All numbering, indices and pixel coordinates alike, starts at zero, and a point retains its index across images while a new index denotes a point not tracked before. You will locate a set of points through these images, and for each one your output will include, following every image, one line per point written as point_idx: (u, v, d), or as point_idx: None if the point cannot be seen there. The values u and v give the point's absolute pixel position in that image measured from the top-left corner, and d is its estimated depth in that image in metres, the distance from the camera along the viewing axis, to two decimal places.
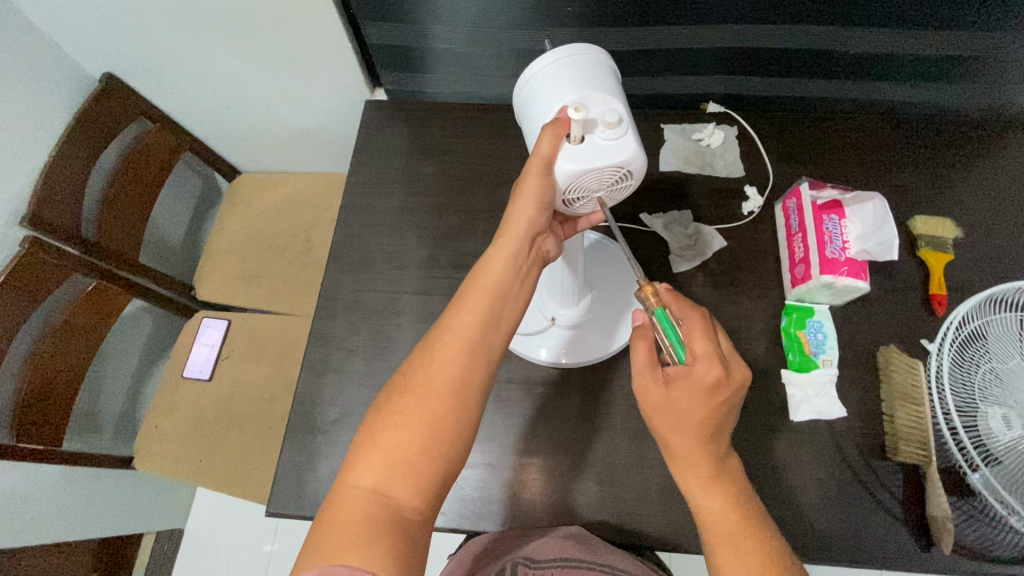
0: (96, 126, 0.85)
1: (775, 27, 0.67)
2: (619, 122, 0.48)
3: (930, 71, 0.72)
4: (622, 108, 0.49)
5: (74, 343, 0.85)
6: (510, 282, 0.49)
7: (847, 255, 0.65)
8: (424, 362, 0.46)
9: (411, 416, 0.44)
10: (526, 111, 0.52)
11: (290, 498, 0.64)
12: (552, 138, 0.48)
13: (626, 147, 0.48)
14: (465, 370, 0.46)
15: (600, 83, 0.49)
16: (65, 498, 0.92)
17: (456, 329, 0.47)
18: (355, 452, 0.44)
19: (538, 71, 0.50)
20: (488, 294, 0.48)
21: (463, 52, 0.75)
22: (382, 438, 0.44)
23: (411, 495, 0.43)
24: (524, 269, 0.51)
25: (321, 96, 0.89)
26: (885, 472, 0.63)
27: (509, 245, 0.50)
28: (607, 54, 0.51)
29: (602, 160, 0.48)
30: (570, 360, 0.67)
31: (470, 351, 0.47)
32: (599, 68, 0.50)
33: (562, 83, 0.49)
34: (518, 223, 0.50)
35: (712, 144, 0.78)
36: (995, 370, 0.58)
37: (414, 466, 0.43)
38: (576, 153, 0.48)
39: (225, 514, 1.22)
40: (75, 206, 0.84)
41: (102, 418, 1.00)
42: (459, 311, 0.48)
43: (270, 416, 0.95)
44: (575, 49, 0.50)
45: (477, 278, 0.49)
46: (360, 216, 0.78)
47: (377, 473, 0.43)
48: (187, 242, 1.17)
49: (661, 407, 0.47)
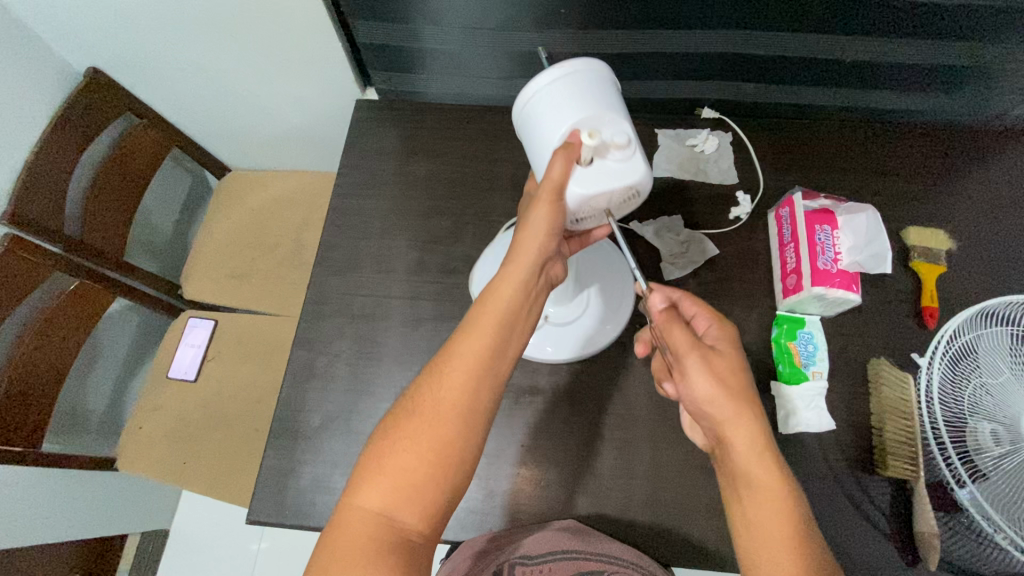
0: (81, 121, 0.83)
1: (772, 34, 0.66)
2: (629, 144, 0.48)
3: (926, 81, 0.71)
4: (631, 129, 0.49)
5: (56, 342, 0.83)
6: (518, 307, 0.49)
7: (839, 266, 0.64)
8: (433, 387, 0.46)
9: (418, 440, 0.44)
10: (531, 129, 0.51)
11: (272, 505, 0.63)
12: (566, 162, 0.47)
13: (638, 169, 0.48)
14: (474, 398, 0.46)
15: (607, 104, 0.49)
16: (48, 500, 0.91)
17: (467, 355, 0.46)
18: (360, 474, 0.44)
19: (540, 89, 0.49)
20: (498, 320, 0.48)
21: (454, 53, 0.73)
22: (391, 461, 0.43)
23: (417, 519, 0.43)
24: (531, 295, 0.51)
25: (312, 95, 0.88)
26: (872, 487, 0.63)
27: (521, 269, 0.49)
28: (608, 69, 0.51)
29: (616, 181, 0.48)
30: (572, 351, 0.67)
31: (480, 378, 0.46)
32: (604, 84, 0.50)
33: (568, 104, 0.48)
34: (529, 247, 0.50)
35: (706, 150, 0.77)
36: (985, 385, 0.58)
37: (420, 491, 0.43)
38: (589, 176, 0.48)
39: (213, 514, 1.22)
40: (57, 202, 0.82)
41: (83, 417, 0.99)
42: (470, 336, 0.47)
43: (256, 417, 0.94)
44: (581, 66, 0.50)
45: (487, 300, 0.48)
46: (349, 218, 0.77)
47: (384, 497, 0.43)
48: (174, 239, 1.16)
49: (718, 398, 0.47)
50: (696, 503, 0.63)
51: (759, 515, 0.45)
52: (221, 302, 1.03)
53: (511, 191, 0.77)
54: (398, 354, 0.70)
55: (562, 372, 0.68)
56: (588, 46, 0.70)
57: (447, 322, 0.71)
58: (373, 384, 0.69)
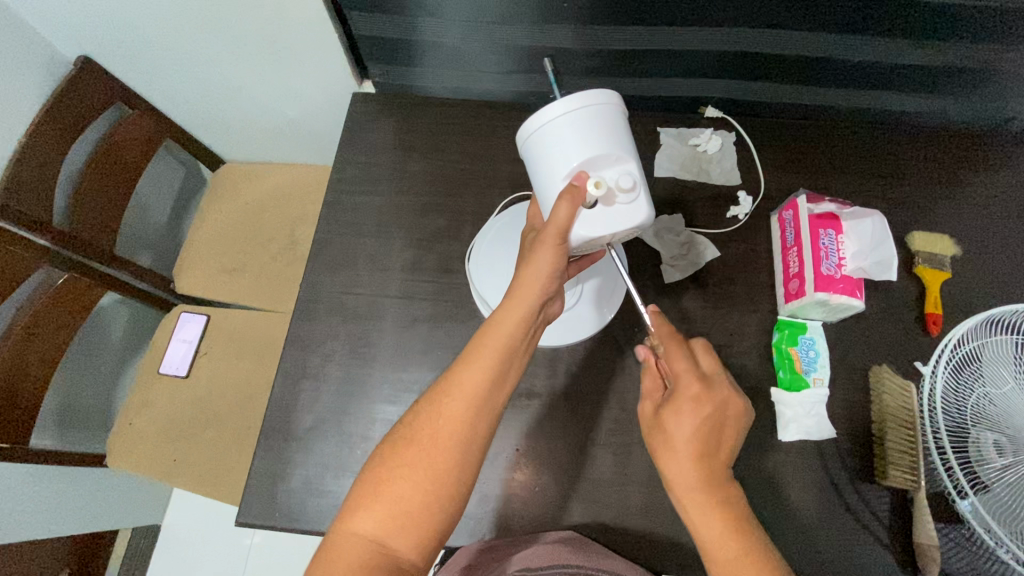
0: (69, 112, 0.81)
1: (778, 32, 0.64)
2: (634, 187, 0.50)
3: (934, 83, 0.70)
4: (635, 171, 0.51)
5: (45, 338, 0.82)
6: (518, 342, 0.50)
7: (842, 272, 0.63)
8: (432, 416, 0.48)
9: (415, 468, 0.46)
10: (537, 159, 0.52)
11: (261, 508, 0.62)
12: (574, 206, 0.48)
13: (641, 211, 0.51)
14: (471, 429, 0.48)
15: (614, 144, 0.50)
16: (36, 497, 0.90)
17: (467, 387, 0.48)
18: (355, 500, 0.46)
19: (551, 120, 0.50)
20: (498, 355, 0.49)
21: (453, 46, 0.71)
22: (388, 488, 0.46)
23: (410, 547, 0.45)
24: (530, 330, 0.52)
25: (308, 87, 0.86)
26: (872, 496, 0.62)
27: (521, 305, 0.50)
28: (622, 103, 0.52)
29: (617, 225, 0.51)
30: (555, 342, 0.67)
31: (478, 409, 0.48)
32: (613, 120, 0.51)
33: (578, 141, 0.50)
34: (529, 284, 0.50)
35: (709, 150, 0.76)
36: (988, 395, 0.56)
37: (414, 520, 0.45)
38: (591, 220, 0.50)
39: (205, 509, 1.21)
40: (46, 195, 0.80)
41: (73, 412, 0.97)
42: (469, 367, 0.49)
43: (249, 414, 0.93)
44: (591, 100, 0.50)
45: (485, 333, 0.50)
46: (344, 215, 0.75)
47: (377, 523, 0.45)
48: (167, 232, 1.14)
49: (662, 442, 0.48)
50: None
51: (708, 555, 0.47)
52: (214, 297, 1.02)
53: (510, 189, 0.76)
54: (392, 355, 0.69)
55: (559, 375, 0.67)
56: (591, 41, 0.68)
57: (442, 323, 0.70)
58: (366, 385, 0.67)
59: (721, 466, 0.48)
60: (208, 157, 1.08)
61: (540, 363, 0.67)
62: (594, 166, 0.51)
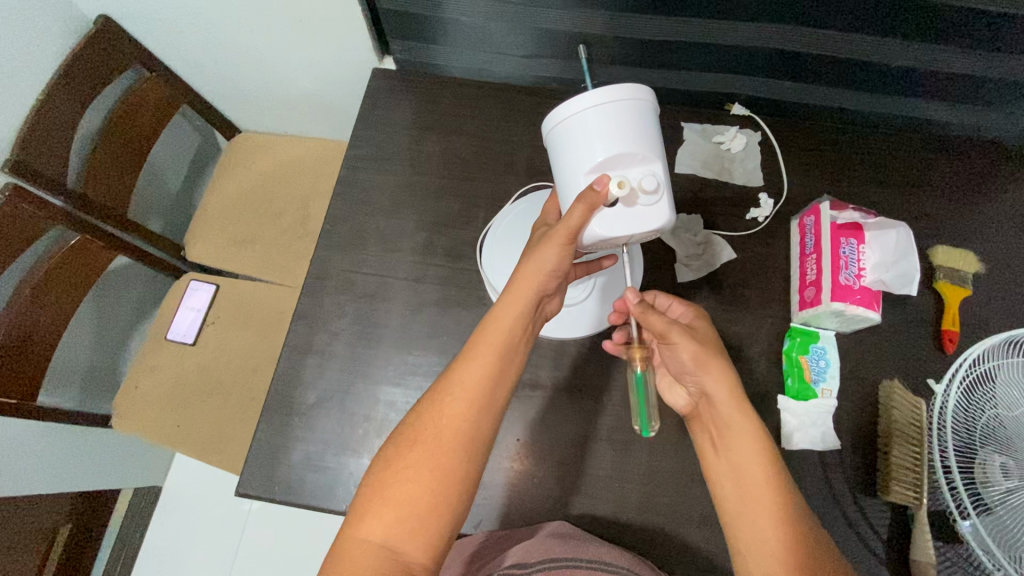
0: (88, 72, 0.81)
1: (817, 30, 0.62)
2: (657, 189, 0.49)
3: (973, 93, 0.67)
4: (660, 172, 0.50)
5: (54, 298, 0.82)
6: (515, 342, 0.52)
7: (861, 283, 0.62)
8: (435, 415, 0.49)
9: (420, 469, 0.47)
10: (560, 153, 0.51)
11: (260, 481, 0.62)
12: (589, 209, 0.48)
13: (661, 214, 0.50)
14: (474, 426, 0.49)
15: (641, 143, 0.49)
16: (44, 453, 0.92)
17: (468, 384, 0.50)
18: (362, 506, 0.46)
19: (576, 114, 0.49)
20: (497, 351, 0.51)
21: (479, 26, 0.70)
22: (394, 491, 0.46)
23: (420, 551, 0.45)
24: (529, 325, 0.54)
25: (328, 61, 0.84)
26: (872, 509, 0.62)
27: (520, 301, 0.52)
28: (654, 99, 0.51)
29: (637, 227, 0.50)
30: (559, 333, 0.66)
31: (479, 407, 0.50)
32: (641, 117, 0.49)
33: (604, 137, 0.48)
34: (529, 282, 0.52)
35: (732, 148, 0.74)
36: (1000, 419, 0.55)
37: (422, 522, 0.46)
38: (609, 221, 0.50)
39: (207, 474, 1.23)
40: (60, 153, 0.80)
41: (79, 372, 0.98)
42: (470, 365, 0.51)
43: (252, 385, 0.94)
44: (619, 95, 0.48)
45: (484, 331, 0.52)
46: (358, 192, 0.74)
47: (387, 527, 0.45)
48: (180, 198, 1.14)
49: (701, 360, 0.52)
50: (690, 511, 0.61)
51: (739, 471, 0.49)
52: (224, 266, 1.02)
53: (526, 177, 0.75)
54: (398, 337, 0.68)
55: (564, 368, 0.66)
56: (620, 29, 0.66)
57: (451, 307, 0.70)
58: (372, 366, 0.67)
59: (737, 409, 0.50)
60: (224, 125, 1.07)
61: (546, 355, 0.67)
62: (616, 165, 0.50)
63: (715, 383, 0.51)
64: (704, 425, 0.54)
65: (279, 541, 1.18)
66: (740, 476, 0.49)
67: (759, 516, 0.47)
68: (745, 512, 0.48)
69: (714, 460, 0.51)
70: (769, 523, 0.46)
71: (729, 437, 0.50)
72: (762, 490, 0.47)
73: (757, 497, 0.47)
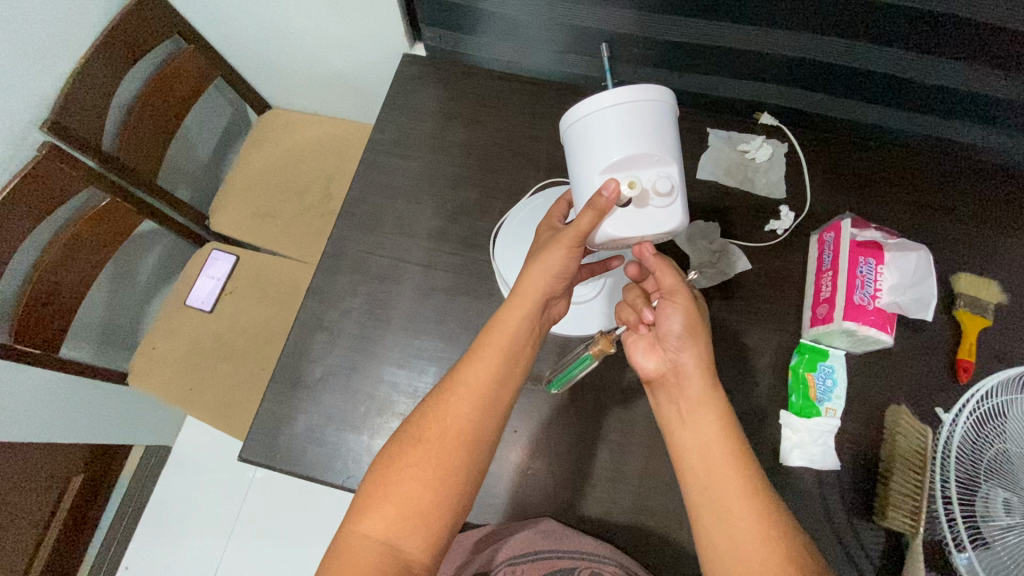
0: (130, 41, 0.83)
1: (852, 42, 0.61)
2: (671, 191, 0.49)
3: (1009, 117, 0.65)
4: (674, 174, 0.50)
5: (80, 255, 0.85)
6: (521, 344, 0.54)
7: (876, 304, 0.61)
8: (440, 414, 0.50)
9: (423, 468, 0.48)
10: (576, 150, 0.51)
11: (262, 447, 0.64)
12: (597, 215, 0.49)
13: (672, 217, 0.50)
14: (478, 428, 0.50)
15: (658, 144, 0.49)
16: (61, 403, 0.95)
17: (474, 384, 0.51)
18: (364, 501, 0.47)
19: (593, 113, 0.48)
20: (503, 354, 0.52)
21: (510, 18, 0.71)
22: (398, 488, 0.47)
23: (419, 549, 0.46)
24: (535, 329, 0.55)
25: (360, 44, 0.86)
26: (866, 532, 0.61)
27: (526, 303, 0.54)
28: (674, 98, 0.50)
29: (647, 228, 0.51)
30: (565, 329, 0.67)
31: (483, 408, 0.51)
32: (660, 117, 0.49)
33: (621, 136, 0.48)
34: (535, 287, 0.53)
35: (757, 158, 0.73)
36: (1007, 453, 0.53)
37: (423, 520, 0.47)
38: (618, 221, 0.50)
39: (215, 438, 1.27)
40: (96, 119, 0.83)
41: (99, 328, 1.01)
42: (476, 364, 0.52)
43: (264, 355, 0.97)
44: (638, 95, 0.48)
45: (492, 332, 0.53)
46: (379, 175, 0.75)
47: (387, 524, 0.46)
48: (207, 169, 1.17)
49: (692, 331, 0.53)
50: (681, 517, 0.61)
51: (705, 445, 0.49)
52: (245, 238, 1.04)
53: (546, 171, 0.75)
54: (406, 321, 0.69)
55: None
56: (652, 29, 0.66)
57: (461, 295, 0.70)
58: (378, 346, 0.69)
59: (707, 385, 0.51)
60: (256, 100, 1.09)
61: (551, 350, 0.67)
62: (631, 166, 0.50)
63: (697, 357, 0.52)
64: (669, 394, 0.54)
65: (279, 510, 1.21)
66: (706, 447, 0.49)
67: (728, 493, 0.46)
68: (710, 487, 0.47)
69: (681, 433, 0.51)
70: (739, 504, 0.46)
71: (698, 415, 0.50)
72: (729, 469, 0.47)
73: (727, 482, 0.47)
